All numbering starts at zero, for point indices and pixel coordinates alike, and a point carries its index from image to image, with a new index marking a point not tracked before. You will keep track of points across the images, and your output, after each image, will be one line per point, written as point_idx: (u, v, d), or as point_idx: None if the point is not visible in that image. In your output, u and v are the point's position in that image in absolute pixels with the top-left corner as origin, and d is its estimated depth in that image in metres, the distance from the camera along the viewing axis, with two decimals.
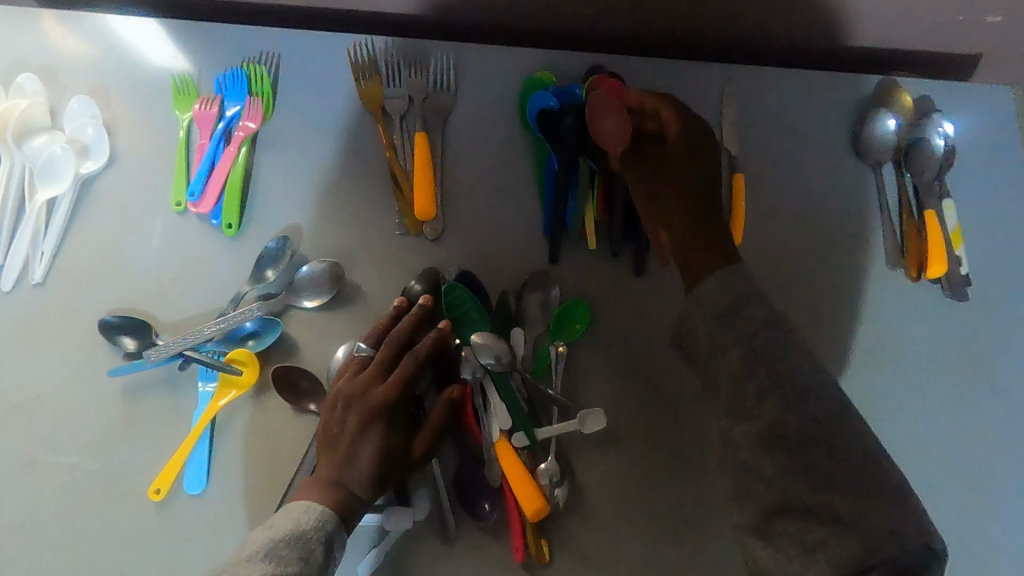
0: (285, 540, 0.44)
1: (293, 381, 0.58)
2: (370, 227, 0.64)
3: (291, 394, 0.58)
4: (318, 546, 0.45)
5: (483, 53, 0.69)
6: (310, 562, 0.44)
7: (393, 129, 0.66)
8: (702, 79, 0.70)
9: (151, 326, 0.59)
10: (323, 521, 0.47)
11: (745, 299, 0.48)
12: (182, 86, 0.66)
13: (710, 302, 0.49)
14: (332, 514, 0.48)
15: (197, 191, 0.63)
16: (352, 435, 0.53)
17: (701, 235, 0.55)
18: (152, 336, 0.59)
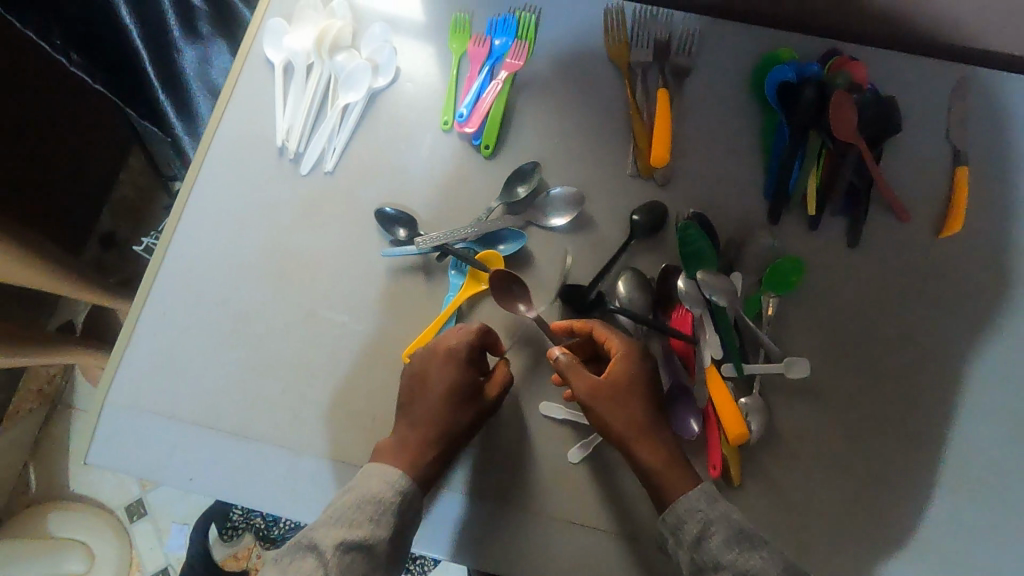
0: (360, 503, 0.53)
1: (507, 289, 0.63)
2: (606, 166, 0.71)
3: (503, 299, 0.63)
4: (389, 509, 0.53)
5: (726, 26, 0.75)
6: (379, 522, 0.52)
7: (636, 83, 0.74)
8: (934, 74, 0.73)
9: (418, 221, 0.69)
10: (392, 484, 0.54)
11: (709, 527, 0.53)
12: (460, 26, 0.76)
13: (683, 534, 0.53)
14: (401, 477, 0.55)
15: (465, 113, 0.72)
16: (429, 400, 0.58)
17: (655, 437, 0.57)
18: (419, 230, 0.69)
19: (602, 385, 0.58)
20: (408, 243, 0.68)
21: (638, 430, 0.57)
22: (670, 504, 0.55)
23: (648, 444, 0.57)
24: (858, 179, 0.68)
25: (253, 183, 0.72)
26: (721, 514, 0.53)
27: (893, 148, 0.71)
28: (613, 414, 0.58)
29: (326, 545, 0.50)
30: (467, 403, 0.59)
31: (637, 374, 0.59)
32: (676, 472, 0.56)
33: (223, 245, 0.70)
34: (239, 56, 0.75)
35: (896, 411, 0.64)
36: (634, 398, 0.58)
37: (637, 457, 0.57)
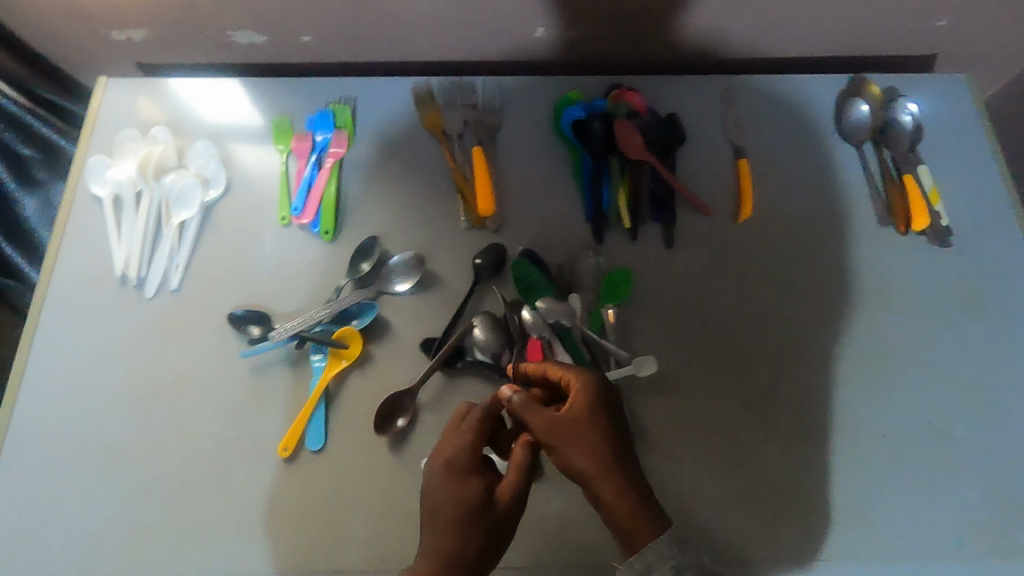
0: None
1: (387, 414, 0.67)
2: (441, 225, 0.77)
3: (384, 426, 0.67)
4: None
5: (521, 81, 0.84)
6: None
7: (453, 146, 0.81)
8: (700, 88, 0.85)
9: (271, 316, 0.71)
10: None
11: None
12: (282, 127, 0.81)
13: None
14: None
15: (299, 206, 0.76)
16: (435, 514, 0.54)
17: (621, 478, 0.57)
18: (273, 324, 0.71)
19: (561, 423, 0.57)
20: (264, 339, 0.69)
21: (605, 475, 0.56)
22: (639, 552, 0.55)
23: (615, 487, 0.56)
24: (659, 189, 0.77)
25: (98, 315, 0.72)
26: (694, 561, 0.56)
27: (683, 155, 0.81)
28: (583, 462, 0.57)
29: None
30: (478, 511, 0.54)
31: (599, 411, 0.58)
32: (642, 518, 0.55)
33: (76, 381, 0.69)
34: (66, 198, 0.76)
35: (741, 382, 0.70)
36: (597, 437, 0.57)
37: (603, 502, 0.56)
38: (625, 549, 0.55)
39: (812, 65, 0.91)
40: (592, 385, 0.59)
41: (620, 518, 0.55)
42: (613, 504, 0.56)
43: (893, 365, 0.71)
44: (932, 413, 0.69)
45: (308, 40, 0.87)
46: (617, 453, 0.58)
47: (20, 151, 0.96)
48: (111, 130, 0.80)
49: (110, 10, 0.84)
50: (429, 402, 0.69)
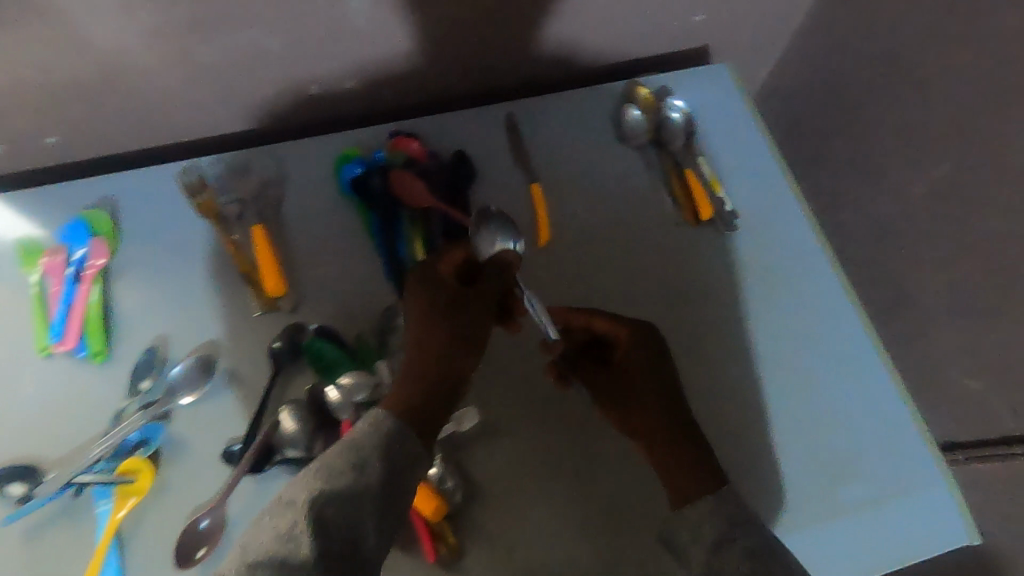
0: (281, 539, 0.45)
1: (186, 538, 0.60)
2: (231, 316, 0.71)
3: (183, 552, 0.60)
4: (300, 539, 0.45)
5: (297, 145, 0.79)
6: (296, 539, 0.45)
7: (232, 228, 0.75)
8: (483, 119, 0.84)
9: (39, 467, 0.62)
10: (288, 533, 0.46)
11: (731, 529, 0.51)
12: (29, 246, 0.72)
13: (703, 537, 0.52)
14: (368, 451, 0.51)
15: (59, 332, 0.68)
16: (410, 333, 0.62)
17: (675, 444, 0.59)
18: (42, 476, 0.62)
19: (618, 394, 0.63)
20: (32, 496, 0.60)
21: (668, 428, 0.60)
22: (689, 505, 0.54)
23: (682, 446, 0.58)
24: (455, 232, 0.74)
25: None
26: (750, 520, 0.52)
27: (476, 191, 0.80)
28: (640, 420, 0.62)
29: (278, 532, 0.46)
30: (434, 322, 0.62)
31: (647, 369, 0.62)
32: (691, 474, 0.56)
33: None
34: None
35: (568, 410, 0.69)
36: (658, 399, 0.61)
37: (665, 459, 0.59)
38: (677, 508, 0.55)
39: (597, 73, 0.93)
40: (642, 350, 0.63)
41: (676, 475, 0.57)
42: (676, 459, 0.58)
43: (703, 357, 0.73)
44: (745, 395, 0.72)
45: (51, 141, 0.76)
46: (665, 415, 0.60)
47: None
48: None
49: None
50: (239, 515, 0.62)
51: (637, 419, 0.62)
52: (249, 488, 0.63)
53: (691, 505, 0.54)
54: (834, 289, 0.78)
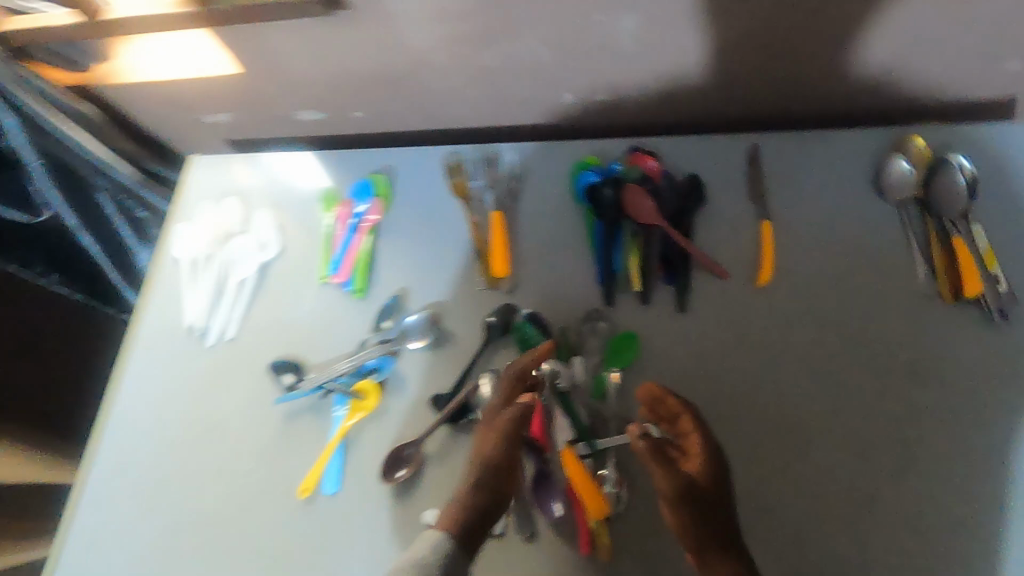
0: (412, 562, 0.56)
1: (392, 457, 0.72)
2: (462, 283, 0.82)
3: (387, 468, 0.72)
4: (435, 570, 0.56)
5: (548, 146, 0.87)
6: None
7: (476, 212, 0.86)
8: (729, 145, 0.83)
9: (305, 366, 0.79)
10: (435, 544, 0.58)
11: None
12: (329, 195, 0.91)
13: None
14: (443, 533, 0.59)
15: (337, 266, 0.85)
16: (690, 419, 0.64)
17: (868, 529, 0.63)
18: (305, 373, 0.79)
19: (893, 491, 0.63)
20: (296, 388, 0.78)
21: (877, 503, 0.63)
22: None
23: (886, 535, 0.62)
24: (672, 252, 0.76)
25: (166, 367, 0.84)
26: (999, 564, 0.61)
27: (705, 217, 0.80)
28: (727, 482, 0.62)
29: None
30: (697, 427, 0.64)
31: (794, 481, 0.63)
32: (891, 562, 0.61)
33: (149, 419, 0.82)
34: (155, 262, 0.90)
35: (749, 451, 0.68)
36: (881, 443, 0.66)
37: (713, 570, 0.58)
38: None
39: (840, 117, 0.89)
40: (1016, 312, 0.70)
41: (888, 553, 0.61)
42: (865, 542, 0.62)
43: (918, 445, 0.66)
44: (961, 498, 0.64)
45: (358, 114, 1.00)
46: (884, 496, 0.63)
47: (139, 215, 1.18)
48: (194, 202, 0.94)
49: (202, 99, 1.00)
50: (431, 455, 0.72)
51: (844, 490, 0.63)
52: (444, 436, 0.73)
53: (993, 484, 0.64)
54: None
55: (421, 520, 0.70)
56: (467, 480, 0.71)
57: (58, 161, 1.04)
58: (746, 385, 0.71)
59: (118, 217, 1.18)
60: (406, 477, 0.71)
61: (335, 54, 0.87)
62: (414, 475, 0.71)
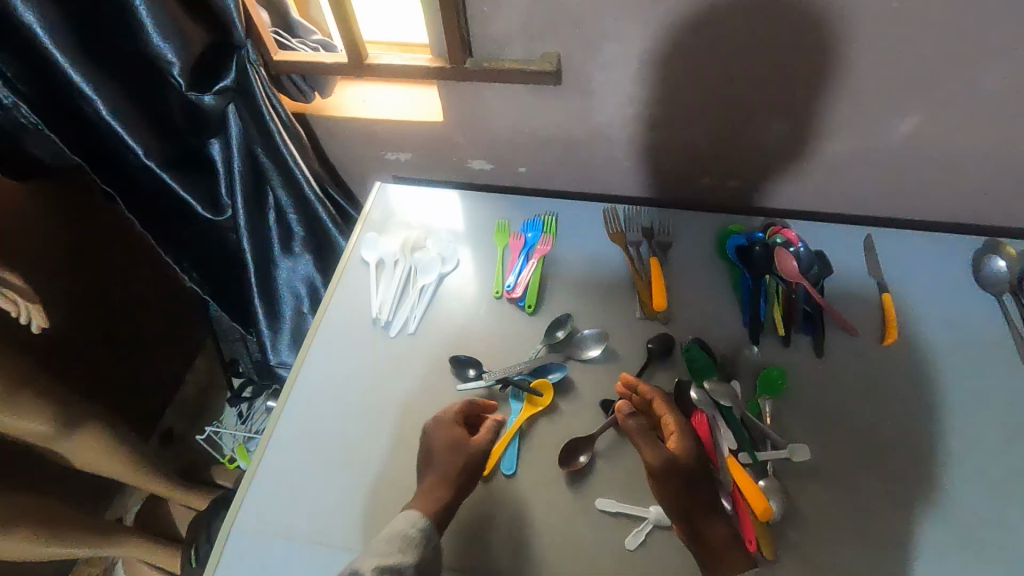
0: (398, 540, 0.67)
1: (568, 448, 0.80)
2: (623, 312, 0.95)
3: (564, 457, 0.80)
4: (417, 545, 0.68)
5: (693, 214, 1.05)
6: (407, 552, 0.67)
7: (633, 257, 1.01)
8: (848, 232, 1.01)
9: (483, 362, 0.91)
10: (413, 523, 0.69)
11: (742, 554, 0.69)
12: (502, 228, 1.07)
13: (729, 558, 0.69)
14: (420, 516, 0.70)
15: (511, 284, 0.98)
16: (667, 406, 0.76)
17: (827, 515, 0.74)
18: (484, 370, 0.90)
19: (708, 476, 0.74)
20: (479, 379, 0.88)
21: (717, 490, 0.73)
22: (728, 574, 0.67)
23: (714, 519, 0.70)
24: (810, 307, 0.90)
25: (352, 350, 0.94)
26: None
27: (832, 285, 0.96)
28: (706, 461, 0.74)
29: (368, 564, 0.64)
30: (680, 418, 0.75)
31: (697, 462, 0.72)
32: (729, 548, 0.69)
33: (333, 392, 0.91)
34: (344, 260, 1.04)
35: (891, 479, 0.78)
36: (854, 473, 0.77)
37: (704, 531, 0.69)
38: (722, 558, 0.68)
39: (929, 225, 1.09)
40: None
41: (704, 530, 0.69)
42: (710, 526, 0.69)
43: None
44: None
45: (522, 170, 1.19)
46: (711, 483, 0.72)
47: (295, 230, 1.31)
48: (381, 218, 1.09)
49: (395, 139, 1.19)
50: (602, 452, 0.81)
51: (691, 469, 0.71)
52: (613, 437, 0.82)
53: None
54: None
55: (596, 507, 0.77)
56: (636, 477, 0.79)
57: (257, 171, 1.19)
58: (882, 422, 0.82)
59: (275, 227, 1.30)
60: (582, 467, 0.80)
61: (531, 117, 1.07)
62: (589, 466, 0.80)
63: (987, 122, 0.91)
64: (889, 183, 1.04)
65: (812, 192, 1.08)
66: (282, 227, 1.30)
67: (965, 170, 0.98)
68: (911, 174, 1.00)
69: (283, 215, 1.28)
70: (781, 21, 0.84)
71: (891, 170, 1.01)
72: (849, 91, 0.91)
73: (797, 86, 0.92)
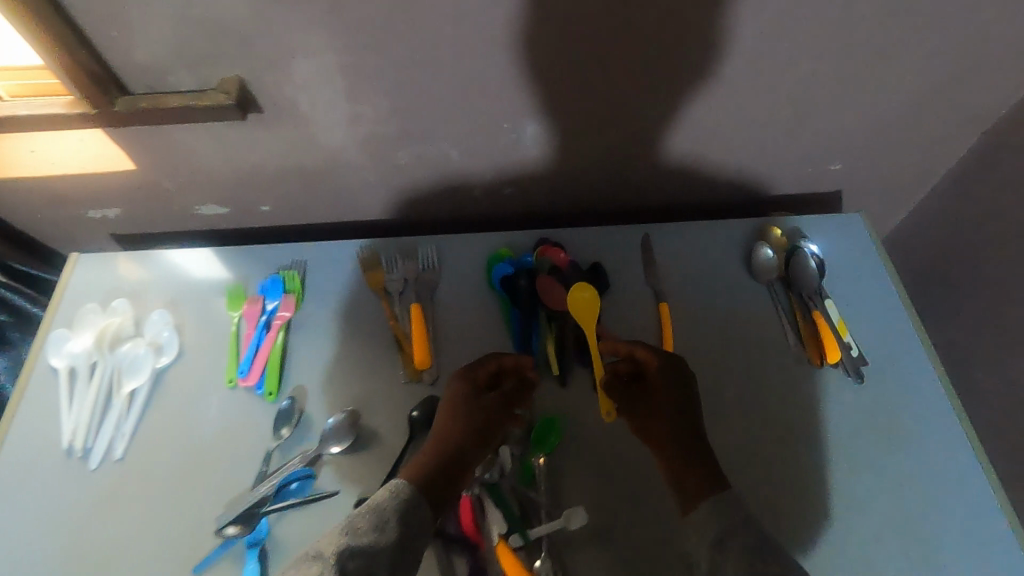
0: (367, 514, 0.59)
1: None
2: (384, 377, 0.81)
3: None
4: (390, 518, 0.59)
5: (459, 240, 0.92)
6: (384, 529, 0.58)
7: (394, 305, 0.86)
8: (623, 236, 0.93)
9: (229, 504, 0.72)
10: (393, 492, 0.62)
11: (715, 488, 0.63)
12: (234, 292, 0.87)
13: (699, 502, 0.62)
14: (402, 482, 0.63)
15: (245, 368, 0.81)
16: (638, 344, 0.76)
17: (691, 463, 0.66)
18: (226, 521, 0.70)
19: (687, 394, 0.71)
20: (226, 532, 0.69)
21: (693, 412, 0.70)
22: (694, 511, 0.62)
23: (676, 445, 0.67)
24: (585, 336, 0.81)
25: (38, 499, 0.73)
26: None
27: (610, 301, 0.87)
28: (666, 380, 0.72)
29: (329, 550, 0.55)
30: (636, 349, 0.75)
31: (663, 381, 0.72)
32: (701, 477, 0.64)
33: (10, 567, 0.69)
34: (24, 375, 0.80)
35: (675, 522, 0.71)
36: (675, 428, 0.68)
37: (670, 458, 0.67)
38: (691, 494, 0.64)
39: (710, 207, 1.04)
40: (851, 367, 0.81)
41: (671, 463, 0.67)
42: (671, 453, 0.67)
43: (814, 491, 0.74)
44: (857, 537, 0.71)
45: (266, 209, 0.99)
46: (680, 418, 0.69)
47: None
48: (75, 304, 0.86)
49: (88, 194, 0.93)
50: None
51: (655, 399, 0.71)
52: None
53: (867, 522, 0.72)
54: (964, 452, 0.76)
55: None
56: None
57: None
58: (664, 456, 0.76)
59: None
60: None
61: (246, 152, 0.87)
62: None
63: (735, 104, 0.84)
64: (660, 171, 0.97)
65: (590, 190, 0.99)
66: None
67: (728, 152, 0.92)
68: (678, 163, 0.93)
69: None
70: (489, 17, 0.70)
71: (657, 159, 0.94)
72: (589, 87, 0.80)
73: (534, 85, 0.80)
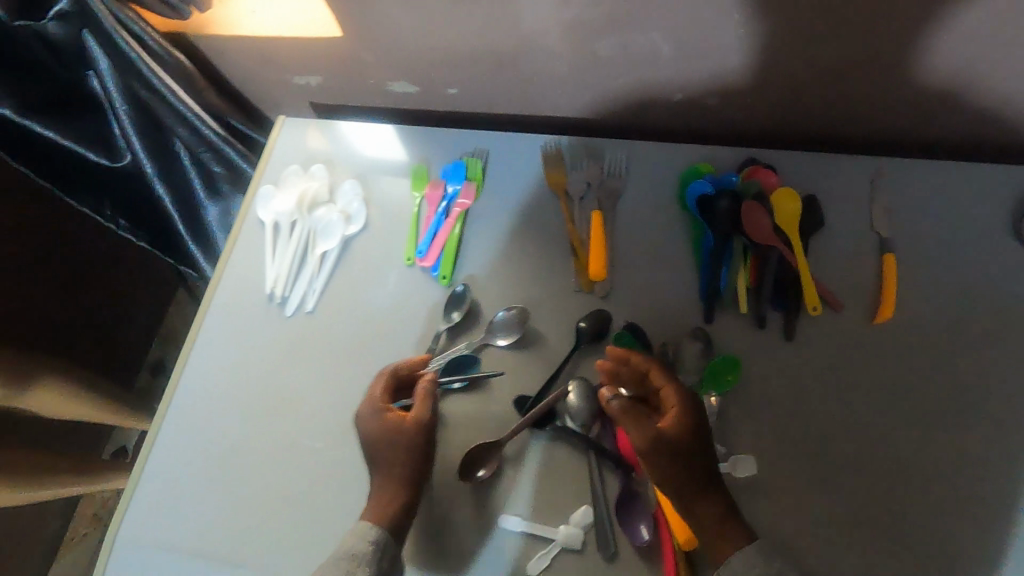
0: (343, 556, 0.61)
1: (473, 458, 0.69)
2: (555, 281, 0.79)
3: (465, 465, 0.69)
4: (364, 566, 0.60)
5: (651, 148, 0.83)
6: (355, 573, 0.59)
7: (573, 209, 0.82)
8: (851, 168, 0.78)
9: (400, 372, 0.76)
10: (359, 538, 0.62)
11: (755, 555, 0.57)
12: (418, 173, 0.88)
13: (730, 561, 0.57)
14: (369, 527, 0.62)
15: (423, 249, 0.82)
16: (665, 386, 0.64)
17: (719, 523, 0.59)
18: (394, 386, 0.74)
19: (692, 448, 0.61)
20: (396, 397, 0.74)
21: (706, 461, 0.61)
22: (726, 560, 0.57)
23: (711, 501, 0.60)
24: (784, 276, 0.72)
25: (244, 332, 0.83)
26: None
27: (819, 241, 0.75)
28: (694, 422, 0.62)
29: None
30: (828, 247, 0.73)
31: (686, 428, 0.62)
32: (734, 531, 0.59)
33: (223, 383, 0.80)
34: (237, 221, 0.89)
35: (848, 496, 0.65)
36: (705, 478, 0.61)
37: (698, 515, 0.60)
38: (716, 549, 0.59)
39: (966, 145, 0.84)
40: None
41: (705, 523, 0.60)
42: (705, 510, 0.60)
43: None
44: None
45: (453, 92, 0.97)
46: (703, 473, 0.61)
47: (213, 168, 1.10)
48: (280, 164, 0.92)
49: (297, 58, 0.97)
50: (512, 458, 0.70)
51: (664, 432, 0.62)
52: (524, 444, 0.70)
53: None
54: None
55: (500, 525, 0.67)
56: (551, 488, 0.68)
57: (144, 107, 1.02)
58: (852, 424, 0.67)
59: (189, 166, 1.10)
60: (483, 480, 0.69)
61: (446, 29, 0.84)
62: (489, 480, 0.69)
63: None
64: (915, 92, 0.78)
65: (817, 107, 0.83)
66: (196, 164, 1.10)
67: None
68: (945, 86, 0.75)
69: (195, 155, 1.09)
70: None
71: (916, 78, 0.76)
72: None
73: None
